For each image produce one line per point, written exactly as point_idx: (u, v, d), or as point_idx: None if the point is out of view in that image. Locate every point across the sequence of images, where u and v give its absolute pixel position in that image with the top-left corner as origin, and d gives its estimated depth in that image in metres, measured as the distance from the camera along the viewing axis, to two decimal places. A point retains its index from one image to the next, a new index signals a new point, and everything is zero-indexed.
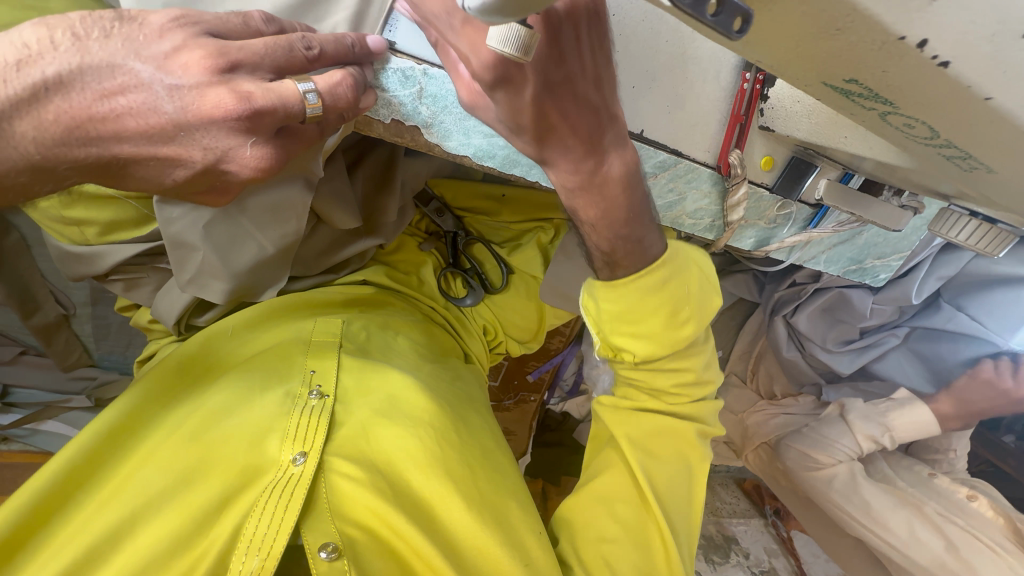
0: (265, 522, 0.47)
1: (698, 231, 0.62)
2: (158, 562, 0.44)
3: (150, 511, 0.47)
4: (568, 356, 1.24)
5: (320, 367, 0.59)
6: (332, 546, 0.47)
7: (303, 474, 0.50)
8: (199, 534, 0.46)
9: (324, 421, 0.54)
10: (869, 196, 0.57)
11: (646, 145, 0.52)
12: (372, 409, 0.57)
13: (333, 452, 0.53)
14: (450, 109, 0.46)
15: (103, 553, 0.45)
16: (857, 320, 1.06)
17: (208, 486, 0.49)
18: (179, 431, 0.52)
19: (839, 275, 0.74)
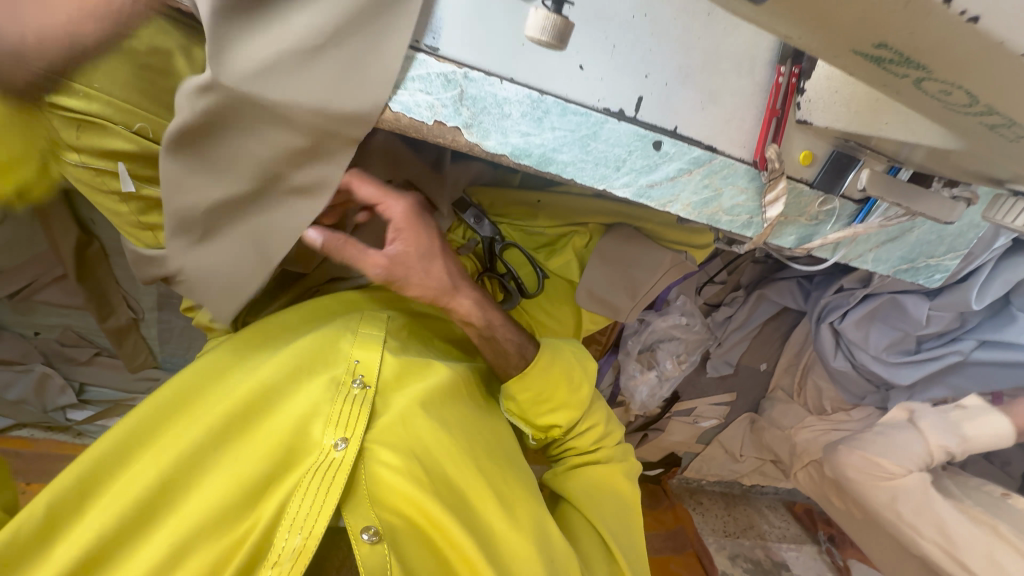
0: (307, 503, 0.54)
1: (735, 229, 0.61)
2: (212, 527, 0.53)
3: (204, 472, 0.55)
4: (606, 365, 1.30)
5: (364, 358, 0.66)
6: (373, 530, 0.55)
7: (343, 459, 0.58)
8: (250, 506, 0.55)
9: (365, 410, 0.61)
10: (918, 187, 0.54)
11: (680, 141, 0.53)
12: (409, 402, 0.64)
13: (372, 440, 0.61)
14: (489, 109, 0.48)
15: (162, 505, 0.53)
16: (913, 329, 1.03)
17: (256, 462, 0.56)
18: (230, 402, 0.59)
19: (889, 275, 0.71)
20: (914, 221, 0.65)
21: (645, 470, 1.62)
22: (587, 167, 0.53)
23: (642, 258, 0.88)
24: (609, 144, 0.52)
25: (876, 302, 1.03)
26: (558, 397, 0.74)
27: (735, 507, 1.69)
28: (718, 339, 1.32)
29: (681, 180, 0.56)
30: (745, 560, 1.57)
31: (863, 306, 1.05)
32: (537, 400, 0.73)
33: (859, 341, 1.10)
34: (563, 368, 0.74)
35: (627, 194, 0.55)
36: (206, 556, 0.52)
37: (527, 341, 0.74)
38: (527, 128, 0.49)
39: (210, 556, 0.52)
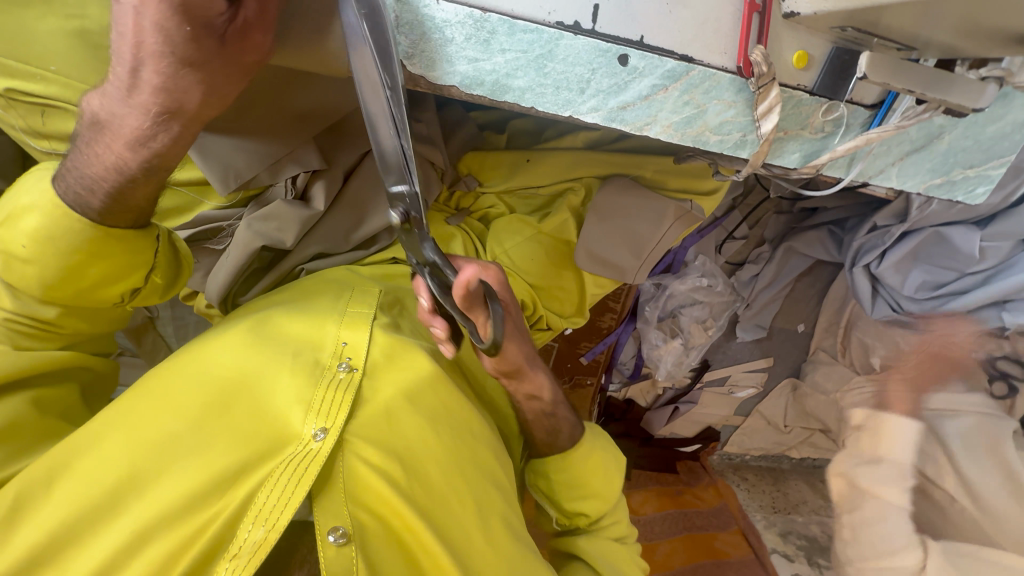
0: (275, 495, 0.51)
1: (726, 150, 0.55)
2: (173, 517, 0.50)
3: (175, 461, 0.52)
4: (624, 333, 1.19)
5: (351, 340, 0.63)
6: (342, 531, 0.52)
7: (320, 450, 0.54)
8: (217, 494, 0.52)
9: (349, 397, 0.58)
10: (945, 72, 0.46)
11: (649, 52, 0.48)
12: (396, 390, 0.61)
13: (354, 432, 0.57)
14: (429, 35, 0.45)
15: (129, 494, 0.51)
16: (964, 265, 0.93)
17: (227, 452, 0.53)
18: (206, 387, 0.56)
19: (919, 192, 0.63)
20: (942, 124, 0.57)
21: (680, 447, 1.52)
22: (547, 92, 0.49)
23: (642, 210, 0.82)
24: (567, 63, 0.47)
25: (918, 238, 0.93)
26: (588, 483, 0.74)
27: (785, 482, 1.58)
28: (746, 300, 1.23)
29: (656, 98, 0.50)
30: (798, 537, 1.47)
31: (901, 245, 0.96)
32: (572, 481, 0.74)
33: (898, 286, 1.01)
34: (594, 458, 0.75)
35: (597, 120, 0.51)
36: (162, 549, 0.49)
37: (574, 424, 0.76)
38: (475, 52, 0.46)
39: (165, 548, 0.49)
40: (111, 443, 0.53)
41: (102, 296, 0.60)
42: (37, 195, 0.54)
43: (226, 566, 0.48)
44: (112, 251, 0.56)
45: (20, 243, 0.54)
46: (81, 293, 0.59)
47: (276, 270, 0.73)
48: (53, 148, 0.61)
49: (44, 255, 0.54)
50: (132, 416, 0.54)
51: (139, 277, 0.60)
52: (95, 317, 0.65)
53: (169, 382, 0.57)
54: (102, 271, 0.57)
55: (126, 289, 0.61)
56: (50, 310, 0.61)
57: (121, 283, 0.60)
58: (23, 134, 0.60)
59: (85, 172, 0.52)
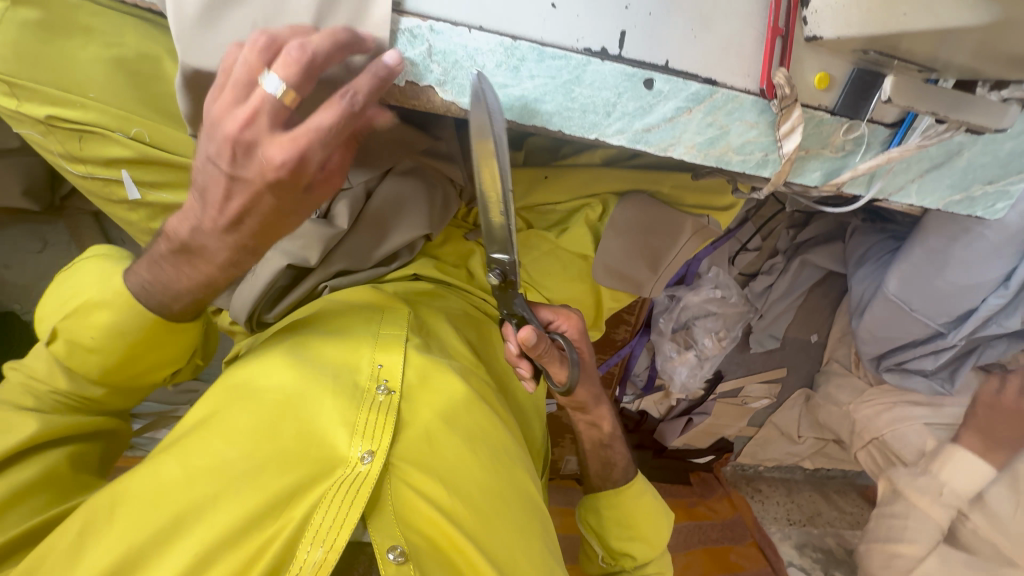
0: (331, 515, 0.53)
1: (749, 169, 0.55)
2: (233, 539, 0.51)
3: (229, 488, 0.53)
4: (637, 346, 1.20)
5: (386, 362, 0.63)
6: (400, 550, 0.53)
7: (369, 473, 0.56)
8: (272, 517, 0.53)
9: (391, 419, 0.59)
10: (969, 95, 0.47)
11: (674, 77, 0.49)
12: (434, 412, 0.62)
13: (399, 455, 0.58)
14: (460, 62, 0.46)
15: (189, 521, 0.51)
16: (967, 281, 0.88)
17: (282, 478, 0.54)
18: (255, 414, 0.56)
19: (940, 208, 0.63)
20: (962, 141, 0.57)
21: (694, 458, 1.52)
22: (574, 115, 0.50)
23: (660, 225, 0.82)
24: (595, 87, 0.48)
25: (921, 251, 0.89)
26: (638, 525, 0.83)
27: (799, 493, 1.57)
28: (760, 311, 1.23)
29: (680, 120, 0.51)
30: (814, 548, 1.46)
31: (924, 253, 0.89)
32: (622, 522, 0.83)
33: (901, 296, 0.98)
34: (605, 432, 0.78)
35: (622, 142, 0.52)
36: (228, 569, 0.51)
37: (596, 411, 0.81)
38: (505, 79, 0.47)
39: (231, 567, 0.51)
40: (167, 471, 0.53)
41: (151, 378, 0.65)
42: (108, 293, 0.58)
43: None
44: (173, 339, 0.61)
45: (87, 335, 0.59)
46: (133, 375, 0.63)
47: (298, 288, 0.73)
48: (90, 172, 0.62)
49: (111, 343, 0.59)
50: (185, 444, 0.55)
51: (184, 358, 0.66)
52: (133, 394, 0.68)
53: (217, 409, 0.57)
54: (156, 357, 0.62)
55: (168, 371, 0.66)
56: (97, 391, 0.64)
57: (169, 367, 0.65)
58: (60, 158, 0.61)
59: (170, 286, 0.56)
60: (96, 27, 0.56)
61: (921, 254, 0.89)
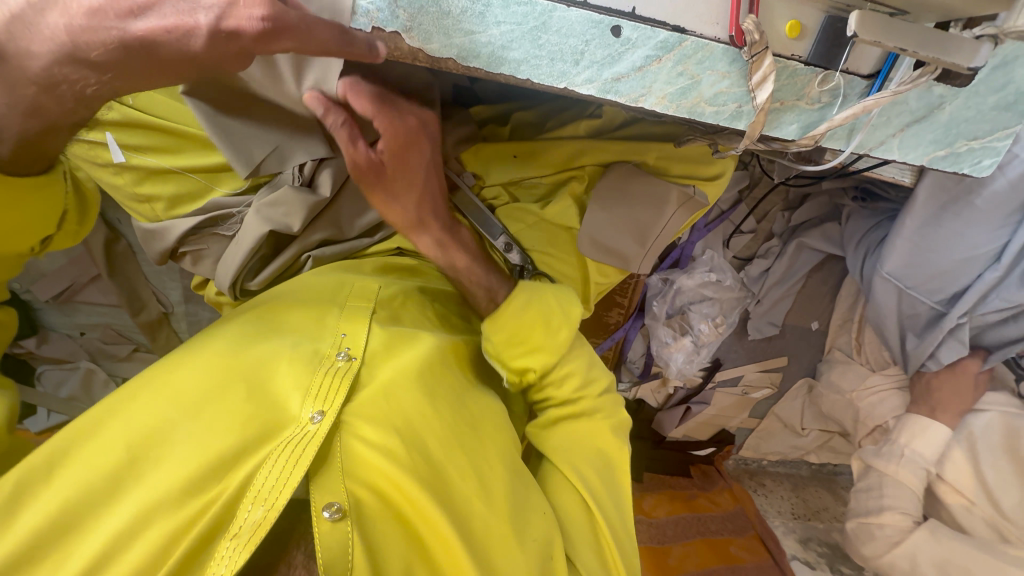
0: (274, 474, 0.51)
1: (722, 121, 0.55)
2: (172, 499, 0.49)
3: (174, 446, 0.52)
4: (631, 329, 1.20)
5: (350, 332, 0.64)
6: (337, 507, 0.51)
7: (318, 431, 0.54)
8: (215, 477, 0.51)
9: (346, 381, 0.58)
10: (940, 33, 0.47)
11: (641, 24, 0.49)
12: (394, 373, 0.61)
13: (351, 414, 0.58)
14: (426, 8, 0.47)
15: (129, 478, 0.50)
16: (954, 249, 0.86)
17: (226, 436, 0.53)
18: (206, 375, 0.56)
19: (922, 164, 0.62)
20: (943, 94, 0.56)
21: (694, 450, 1.50)
22: (542, 63, 0.50)
23: (646, 197, 0.82)
24: (561, 35, 0.49)
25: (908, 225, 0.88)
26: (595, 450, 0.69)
27: (804, 488, 1.54)
28: (756, 296, 1.22)
29: (650, 69, 0.51)
30: (820, 544, 1.42)
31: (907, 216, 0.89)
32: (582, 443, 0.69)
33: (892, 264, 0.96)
34: (538, 312, 0.69)
35: (592, 91, 0.52)
36: (163, 530, 0.48)
37: (496, 286, 0.73)
38: (470, 25, 0.47)
39: (168, 529, 0.48)
40: (112, 429, 0.52)
41: (13, 249, 0.59)
42: None
43: (227, 544, 0.48)
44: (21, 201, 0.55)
45: None
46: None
47: (282, 256, 0.74)
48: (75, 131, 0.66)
49: None
50: (131, 406, 0.54)
51: (53, 222, 0.61)
52: (9, 267, 0.62)
53: (169, 374, 0.56)
54: (15, 219, 0.56)
55: (37, 239, 0.61)
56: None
57: (33, 230, 0.58)
58: None
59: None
60: None
61: (909, 231, 0.89)
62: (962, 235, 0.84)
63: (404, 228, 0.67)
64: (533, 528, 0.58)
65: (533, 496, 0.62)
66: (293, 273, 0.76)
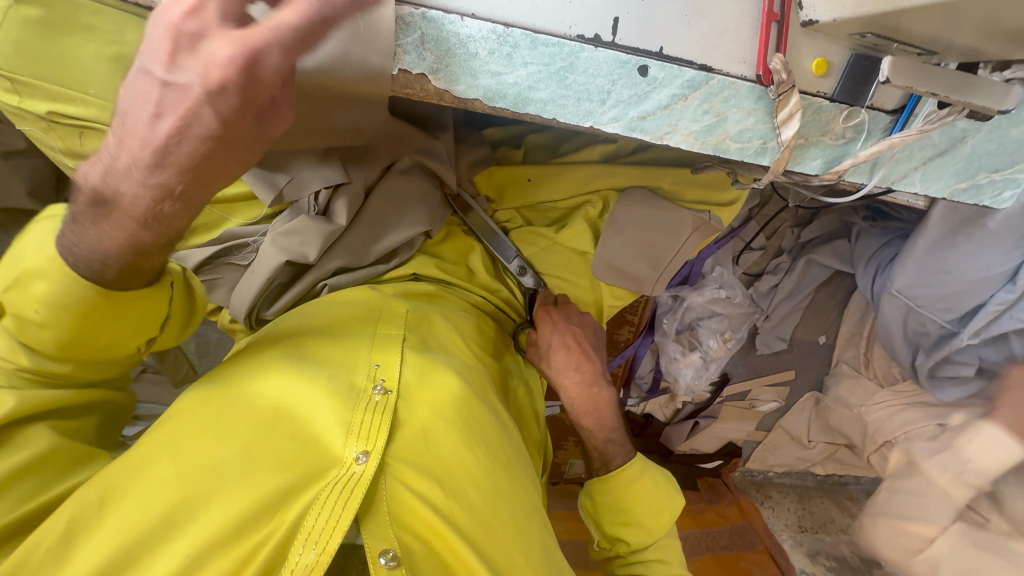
0: (324, 516, 0.51)
1: (747, 158, 0.55)
2: (225, 539, 0.49)
3: (222, 488, 0.51)
4: (642, 346, 1.18)
5: (384, 362, 0.63)
6: (392, 554, 0.51)
7: (364, 473, 0.54)
8: (266, 517, 0.51)
9: (386, 418, 0.58)
10: (970, 76, 0.47)
11: (668, 63, 0.49)
12: (432, 409, 0.60)
13: (394, 455, 0.57)
14: (453, 50, 0.47)
15: (179, 522, 0.49)
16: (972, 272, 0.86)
17: (274, 477, 0.52)
18: (248, 413, 0.55)
19: (944, 197, 0.62)
20: (965, 127, 0.56)
21: (701, 463, 1.50)
22: (568, 103, 0.49)
23: (661, 221, 0.81)
24: (589, 75, 0.48)
25: (919, 245, 0.90)
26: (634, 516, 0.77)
27: (810, 500, 1.54)
28: (766, 312, 1.22)
29: (676, 108, 0.51)
30: (827, 556, 1.43)
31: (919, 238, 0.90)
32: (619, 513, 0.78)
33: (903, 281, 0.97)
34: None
35: (618, 130, 0.51)
36: (216, 574, 0.48)
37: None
38: (498, 66, 0.47)
39: (222, 569, 0.49)
40: (157, 471, 0.51)
41: (120, 351, 0.57)
42: (43, 260, 0.51)
43: None
44: (123, 313, 0.53)
45: (33, 309, 0.51)
46: (99, 349, 0.55)
47: (298, 285, 0.73)
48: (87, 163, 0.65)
49: (59, 320, 0.51)
50: (176, 443, 0.53)
51: (155, 327, 0.57)
52: (119, 366, 0.61)
53: (209, 411, 0.55)
54: (118, 330, 0.54)
55: (143, 341, 0.58)
56: (63, 365, 0.57)
57: (136, 335, 0.56)
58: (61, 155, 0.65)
59: (94, 247, 0.48)
60: (99, 26, 0.56)
61: (922, 250, 0.90)
62: (977, 258, 0.84)
63: None
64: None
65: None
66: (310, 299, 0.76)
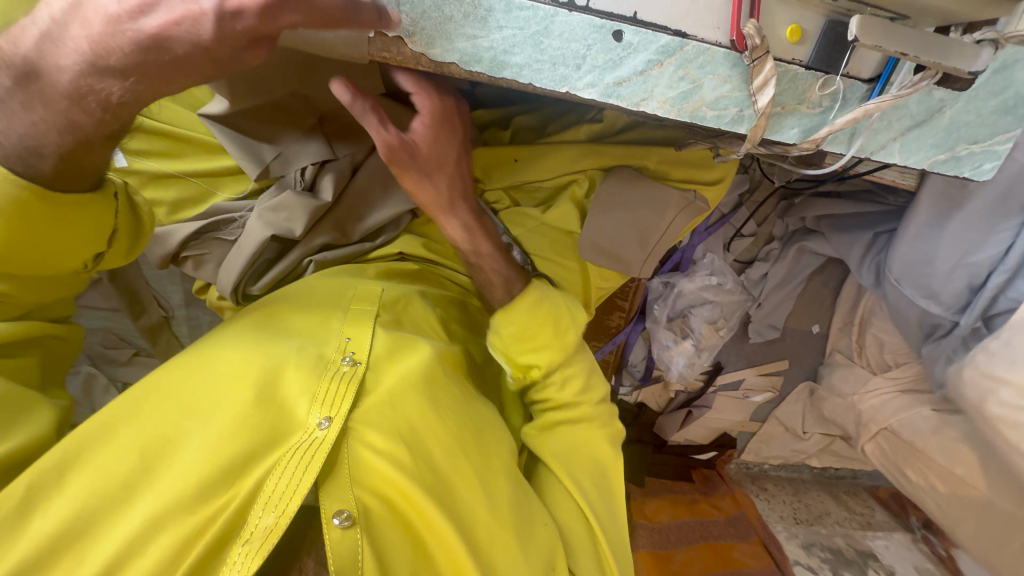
0: (285, 478, 0.51)
1: (724, 125, 0.55)
2: (183, 505, 0.49)
3: (185, 451, 0.51)
4: (632, 333, 1.20)
5: (354, 335, 0.63)
6: (347, 514, 0.51)
7: (325, 437, 0.54)
8: (225, 484, 0.51)
9: (352, 387, 0.58)
10: (942, 37, 0.47)
11: (642, 28, 0.49)
12: (399, 379, 0.61)
13: (358, 420, 0.57)
14: (429, 13, 0.47)
15: (141, 482, 0.50)
16: (966, 254, 0.85)
17: (237, 441, 0.53)
18: (212, 379, 0.56)
19: (924, 168, 0.62)
20: (943, 97, 0.57)
21: (696, 454, 1.49)
22: (543, 68, 0.50)
23: (647, 200, 0.82)
24: (563, 39, 0.49)
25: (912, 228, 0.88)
26: None
27: (806, 493, 1.54)
28: (757, 300, 1.21)
29: (651, 74, 0.51)
30: (823, 549, 1.41)
31: (914, 221, 0.88)
32: None
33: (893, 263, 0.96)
34: (551, 309, 0.69)
35: (593, 96, 0.52)
36: (173, 537, 0.48)
37: (513, 277, 0.71)
38: (473, 29, 0.48)
39: (180, 534, 0.48)
40: (122, 433, 0.52)
41: (61, 266, 0.57)
42: None
43: (239, 550, 0.48)
44: (66, 217, 0.53)
45: None
46: (38, 262, 0.55)
47: (284, 261, 0.74)
48: None
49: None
50: (140, 411, 0.53)
51: (101, 240, 0.58)
52: (55, 284, 0.60)
53: (176, 377, 0.56)
54: (60, 238, 0.54)
55: (88, 256, 0.59)
56: (1, 287, 0.56)
57: (81, 246, 0.56)
58: None
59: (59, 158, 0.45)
60: None
61: (915, 231, 0.88)
62: (967, 238, 0.83)
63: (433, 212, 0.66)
64: (537, 543, 0.58)
65: (534, 505, 0.61)
66: (296, 277, 0.76)
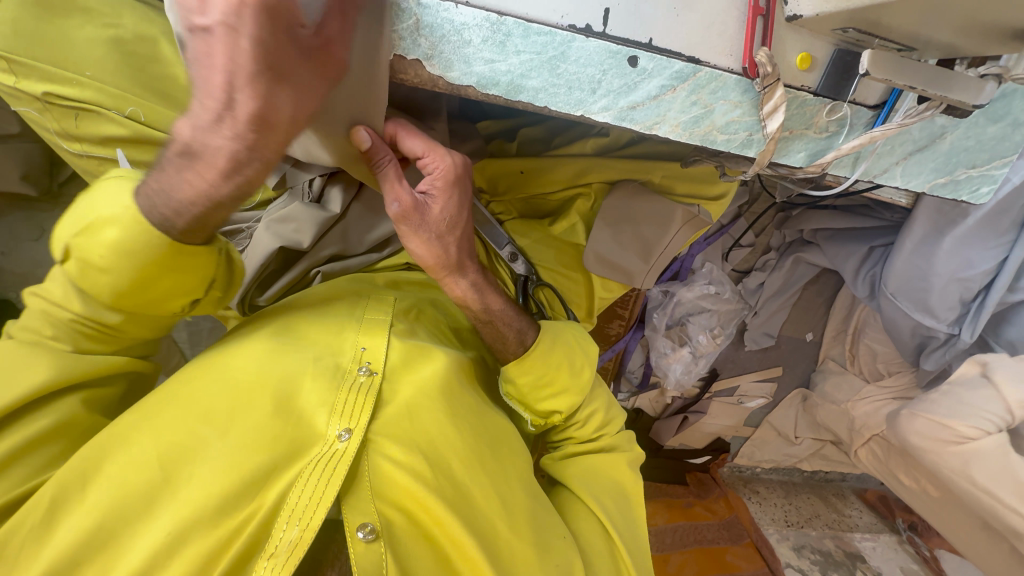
0: (306, 493, 0.51)
1: (734, 149, 0.56)
2: (208, 518, 0.49)
3: (205, 464, 0.51)
4: (631, 341, 1.21)
5: (370, 345, 0.63)
6: (370, 528, 0.52)
7: (346, 449, 0.55)
8: (248, 497, 0.51)
9: (370, 399, 0.58)
10: (948, 71, 0.48)
11: (658, 54, 0.50)
12: (416, 390, 0.62)
13: (377, 432, 0.58)
14: (448, 37, 0.48)
15: (161, 496, 0.50)
16: (959, 270, 0.87)
17: (258, 453, 0.53)
18: (230, 391, 0.56)
19: (925, 191, 0.63)
20: (944, 124, 0.58)
21: (690, 458, 1.52)
22: (560, 91, 0.51)
23: (652, 214, 0.83)
24: (580, 64, 0.49)
25: (907, 245, 0.90)
26: None
27: (797, 495, 1.57)
28: (753, 308, 1.24)
29: (665, 99, 0.52)
30: (813, 551, 1.45)
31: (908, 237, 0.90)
32: None
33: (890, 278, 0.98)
34: (564, 353, 0.70)
35: (608, 119, 0.52)
36: (199, 550, 0.48)
37: (526, 328, 0.70)
38: (491, 54, 0.49)
39: (206, 547, 0.48)
40: (139, 444, 0.51)
41: (166, 309, 0.57)
42: (119, 207, 0.50)
43: (264, 564, 0.48)
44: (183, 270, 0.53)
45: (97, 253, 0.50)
46: (148, 303, 0.55)
47: (291, 271, 0.74)
48: (85, 149, 0.66)
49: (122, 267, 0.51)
50: (158, 420, 0.53)
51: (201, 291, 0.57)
52: (157, 323, 0.60)
53: (192, 388, 0.56)
54: (170, 284, 0.54)
55: (187, 302, 0.58)
56: (116, 317, 0.56)
57: (186, 294, 0.56)
58: (56, 137, 0.65)
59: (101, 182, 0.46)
60: None
61: (910, 250, 0.90)
62: (962, 254, 0.85)
63: (449, 268, 0.64)
64: (553, 551, 0.59)
65: (551, 516, 0.63)
66: (304, 285, 0.77)
